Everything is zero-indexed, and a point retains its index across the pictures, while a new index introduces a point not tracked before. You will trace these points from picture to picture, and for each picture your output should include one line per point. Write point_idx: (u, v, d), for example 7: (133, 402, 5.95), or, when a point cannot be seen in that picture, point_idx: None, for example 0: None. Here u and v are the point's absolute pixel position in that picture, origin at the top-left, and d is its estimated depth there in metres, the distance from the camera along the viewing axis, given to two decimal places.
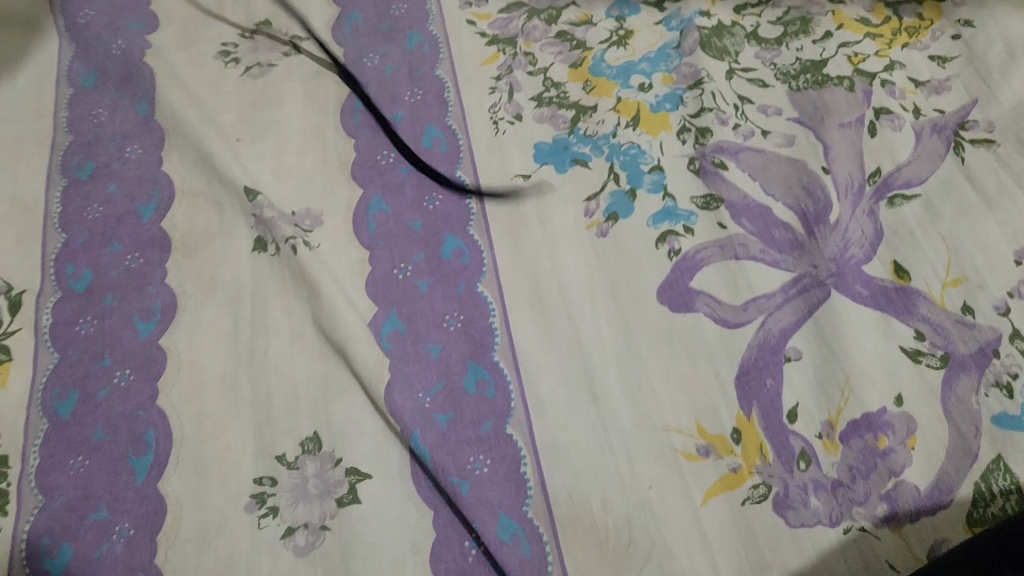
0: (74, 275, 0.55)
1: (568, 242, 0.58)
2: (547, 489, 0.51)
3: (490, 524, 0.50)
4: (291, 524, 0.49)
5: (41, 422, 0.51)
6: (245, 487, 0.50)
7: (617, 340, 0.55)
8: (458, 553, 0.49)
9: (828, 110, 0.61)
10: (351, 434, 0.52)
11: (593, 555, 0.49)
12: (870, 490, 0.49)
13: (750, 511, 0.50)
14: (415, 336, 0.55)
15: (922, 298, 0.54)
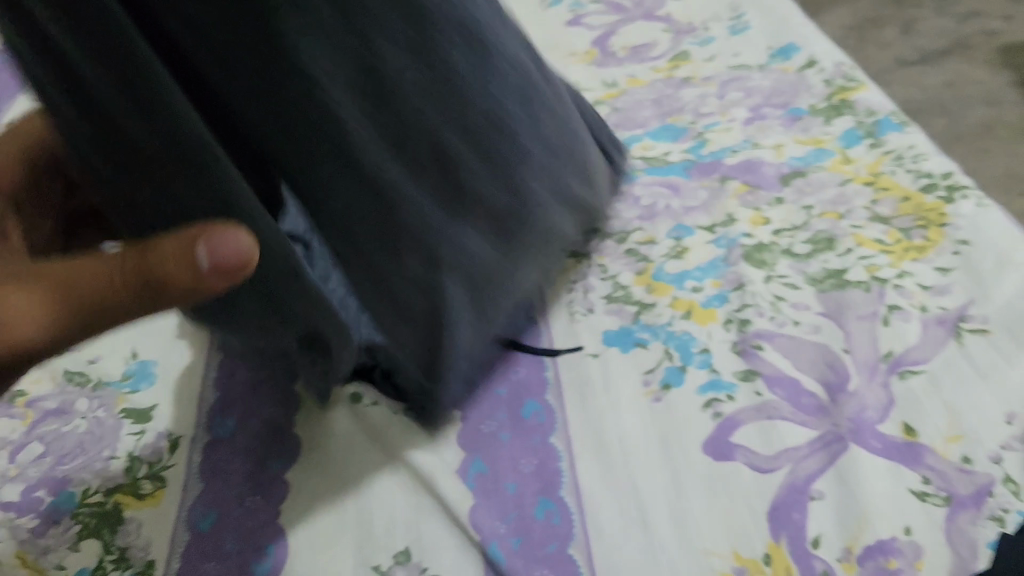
0: (222, 424, 0.76)
1: (628, 406, 0.70)
2: None
3: None
4: None
5: (185, 534, 0.68)
6: None
7: (662, 467, 0.65)
8: None
9: (847, 305, 0.72)
10: (437, 550, 0.64)
11: None
12: None
13: None
14: (495, 474, 0.68)
15: (927, 451, 0.61)
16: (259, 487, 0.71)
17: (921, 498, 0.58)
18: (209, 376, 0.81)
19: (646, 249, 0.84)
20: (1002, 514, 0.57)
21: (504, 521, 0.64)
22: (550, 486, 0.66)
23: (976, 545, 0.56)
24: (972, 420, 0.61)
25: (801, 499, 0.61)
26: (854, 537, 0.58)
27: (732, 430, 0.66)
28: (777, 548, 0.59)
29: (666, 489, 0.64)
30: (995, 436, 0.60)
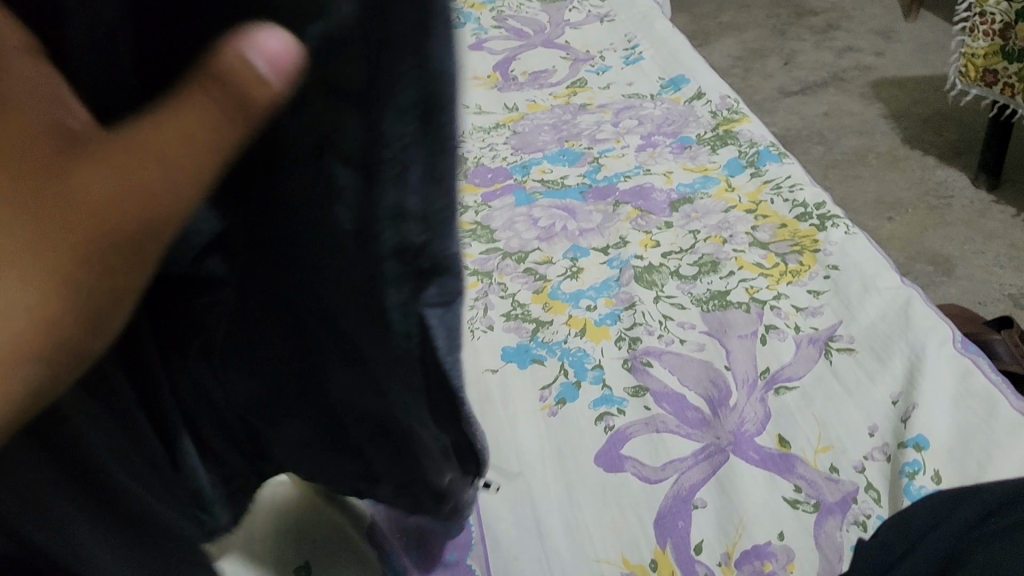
0: None
1: (526, 421, 0.73)
2: None
3: None
4: None
5: None
6: None
7: (556, 478, 0.68)
8: None
9: (729, 325, 0.77)
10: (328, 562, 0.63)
11: None
12: None
13: None
14: None
15: (799, 461, 0.66)
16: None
17: (793, 506, 0.63)
18: None
19: (544, 268, 0.87)
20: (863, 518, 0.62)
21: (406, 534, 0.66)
22: None
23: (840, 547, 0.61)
24: (839, 433, 0.67)
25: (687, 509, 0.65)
26: (733, 541, 0.62)
27: (623, 442, 0.69)
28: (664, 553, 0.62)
29: (561, 501, 0.67)
30: (858, 447, 0.66)
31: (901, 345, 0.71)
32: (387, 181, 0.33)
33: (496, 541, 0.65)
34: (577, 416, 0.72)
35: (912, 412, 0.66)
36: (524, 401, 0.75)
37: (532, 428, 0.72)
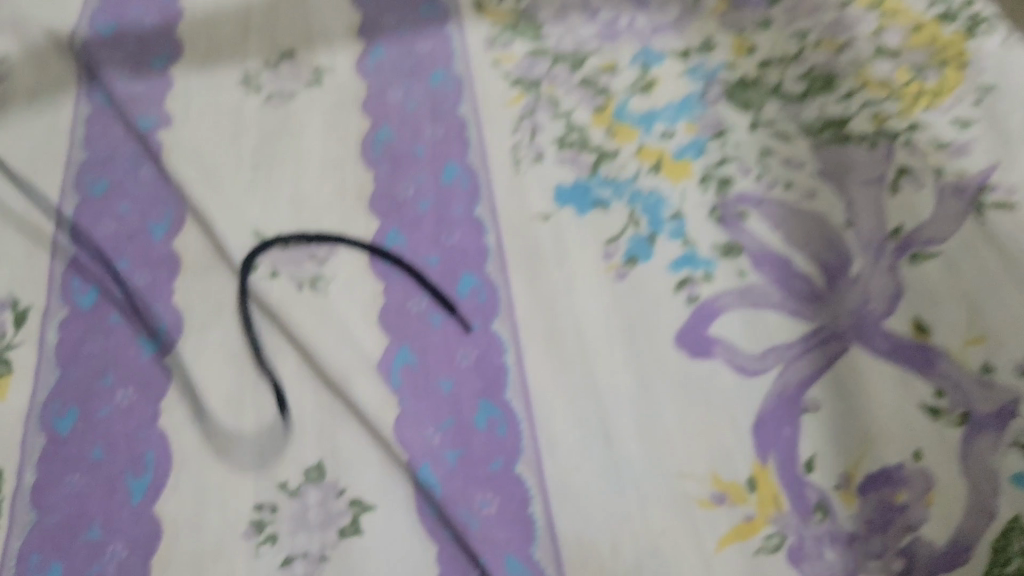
0: (82, 291, 0.62)
1: (587, 284, 0.59)
2: (555, 531, 0.50)
3: (499, 562, 0.49)
4: (290, 553, 0.51)
5: (40, 438, 0.55)
6: (245, 513, 0.52)
7: (628, 363, 0.55)
8: None
9: (849, 168, 0.60)
10: (354, 466, 0.53)
11: None
12: (886, 545, 0.47)
13: (762, 561, 0.47)
14: (427, 370, 0.56)
15: (942, 356, 0.51)
16: (130, 378, 0.58)
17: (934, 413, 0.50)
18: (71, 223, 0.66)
19: (607, 80, 0.70)
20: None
21: (442, 432, 0.53)
22: (495, 387, 0.55)
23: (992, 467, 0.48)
24: (1000, 313, 0.52)
25: (794, 411, 0.51)
26: (854, 457, 0.49)
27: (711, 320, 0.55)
28: (764, 469, 0.49)
29: (633, 400, 0.53)
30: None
31: None
32: None
33: (552, 445, 0.52)
34: (652, 280, 0.58)
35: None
36: (585, 258, 0.60)
37: (596, 295, 0.58)
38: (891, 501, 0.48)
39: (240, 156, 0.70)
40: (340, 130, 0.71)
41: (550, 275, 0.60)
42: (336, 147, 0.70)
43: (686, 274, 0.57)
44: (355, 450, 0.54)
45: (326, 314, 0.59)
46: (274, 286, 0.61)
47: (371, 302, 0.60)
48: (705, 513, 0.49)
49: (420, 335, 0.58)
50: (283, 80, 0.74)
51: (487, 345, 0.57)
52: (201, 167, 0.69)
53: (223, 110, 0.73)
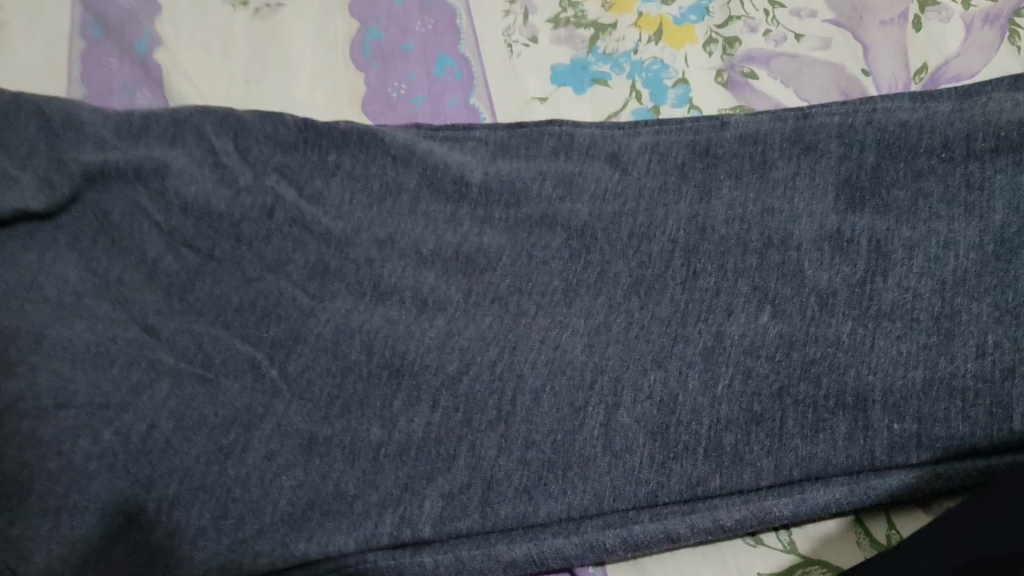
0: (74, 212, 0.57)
1: (585, 163, 0.54)
2: (549, 419, 0.44)
3: (494, 463, 0.44)
4: (306, 484, 0.46)
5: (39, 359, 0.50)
6: (262, 438, 0.48)
7: (630, 238, 0.50)
8: (460, 490, 0.44)
9: (867, 7, 0.55)
10: (343, 371, 0.49)
11: (602, 489, 0.42)
12: (934, 419, 0.39)
13: (778, 440, 0.41)
14: (419, 264, 0.52)
15: (989, 188, 0.44)
16: (125, 290, 0.54)
17: (970, 251, 0.43)
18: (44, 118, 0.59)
19: None
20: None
21: (443, 322, 0.49)
22: (500, 273, 0.51)
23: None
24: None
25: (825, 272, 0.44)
26: (893, 312, 0.43)
27: (722, 197, 0.49)
28: (791, 336, 0.43)
29: (634, 280, 0.48)
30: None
31: None
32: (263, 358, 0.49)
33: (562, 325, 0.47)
34: (659, 155, 0.52)
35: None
36: (590, 163, 0.54)
37: (600, 168, 0.53)
38: (927, 351, 0.41)
39: (231, 74, 0.68)
40: (329, 36, 0.67)
41: (551, 158, 0.55)
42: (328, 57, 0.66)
43: (694, 143, 0.52)
44: (353, 345, 0.50)
45: (321, 216, 0.56)
46: (259, 195, 0.57)
47: (369, 198, 0.56)
48: (724, 385, 0.43)
49: (417, 228, 0.54)
50: None
51: (487, 234, 0.53)
52: (195, 83, 0.67)
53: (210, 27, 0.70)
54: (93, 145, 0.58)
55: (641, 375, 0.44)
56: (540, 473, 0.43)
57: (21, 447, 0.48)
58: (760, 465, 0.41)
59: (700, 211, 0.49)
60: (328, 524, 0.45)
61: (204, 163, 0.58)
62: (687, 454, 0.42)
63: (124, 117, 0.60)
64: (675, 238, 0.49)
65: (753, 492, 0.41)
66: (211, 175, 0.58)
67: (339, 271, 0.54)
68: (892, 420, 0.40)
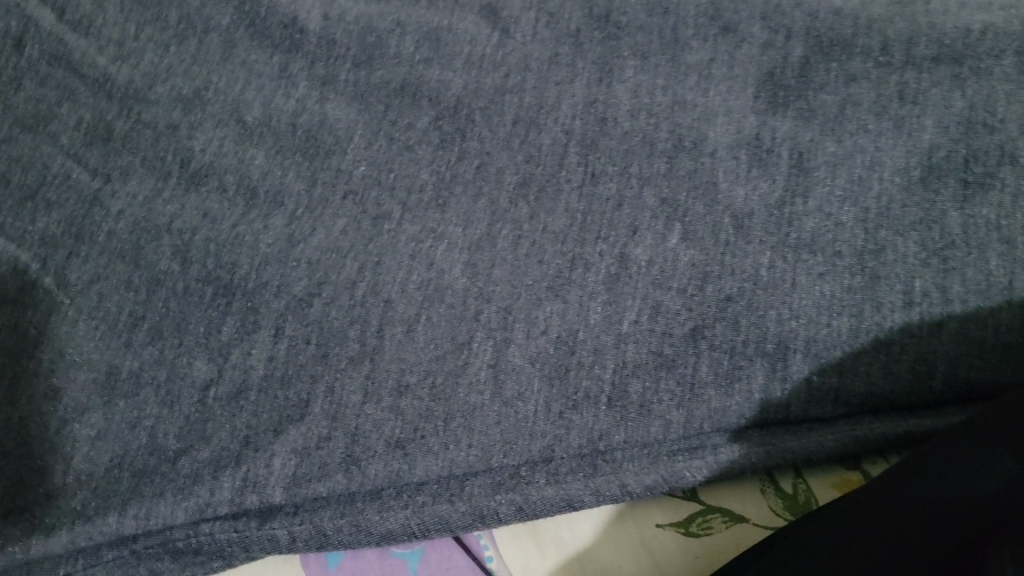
0: None
1: (454, 14, 0.43)
2: (425, 357, 0.37)
3: (358, 410, 0.36)
4: (108, 432, 0.36)
5: None
6: (40, 368, 0.37)
7: (517, 123, 0.41)
8: (315, 445, 0.36)
9: None
10: (149, 283, 0.38)
11: (491, 441, 0.36)
12: (855, 372, 0.36)
13: (690, 388, 0.37)
14: (242, 137, 0.41)
15: (921, 102, 0.39)
16: None
17: (895, 177, 0.39)
18: None
19: None
20: (994, 176, 0.38)
21: (283, 222, 0.39)
22: (353, 158, 0.40)
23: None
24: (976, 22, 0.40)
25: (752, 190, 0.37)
26: (814, 245, 0.38)
27: (625, 80, 0.41)
28: (703, 266, 0.38)
29: (523, 178, 0.40)
30: (1014, 48, 0.39)
31: None
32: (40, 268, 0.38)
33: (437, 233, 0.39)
34: (548, 17, 0.43)
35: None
36: (460, 16, 0.43)
37: (475, 26, 0.43)
38: (849, 294, 0.37)
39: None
40: None
41: (411, 3, 0.43)
42: None
43: (591, 5, 0.43)
44: (164, 249, 0.39)
45: (97, 55, 0.42)
46: (6, 24, 0.42)
47: (165, 37, 0.42)
48: (631, 322, 0.37)
49: (238, 85, 0.42)
50: None
51: (334, 101, 0.41)
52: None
53: None
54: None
55: (537, 304, 0.38)
56: (416, 424, 0.36)
57: None
58: (670, 417, 0.36)
59: (599, 95, 0.41)
60: (145, 488, 0.35)
61: None
62: (589, 401, 0.37)
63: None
64: (573, 126, 0.40)
65: (661, 445, 0.36)
66: None
67: (129, 137, 0.40)
68: (810, 371, 0.36)
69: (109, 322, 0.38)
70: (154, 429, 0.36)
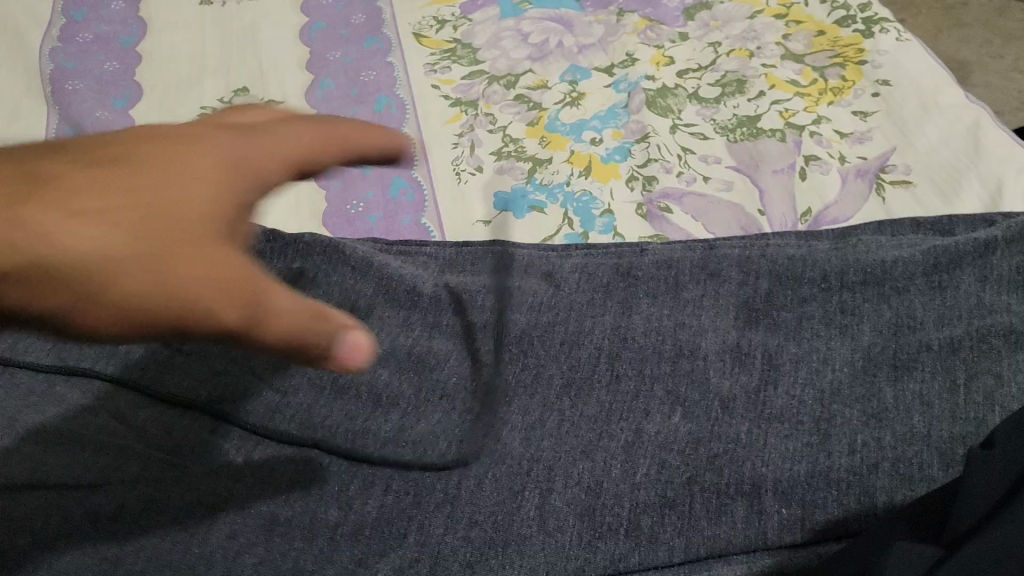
0: None
1: (524, 276, 0.62)
2: (491, 503, 0.51)
3: (441, 538, 0.49)
4: (261, 559, 0.49)
5: (20, 441, 0.55)
6: (220, 514, 0.51)
7: (562, 347, 0.57)
8: (408, 566, 0.49)
9: (761, 158, 0.66)
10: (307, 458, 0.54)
11: (535, 563, 0.48)
12: (815, 508, 0.47)
13: (686, 521, 0.48)
14: (375, 362, 0.58)
15: (854, 318, 0.54)
16: (97, 379, 0.59)
17: (843, 367, 0.52)
18: None
19: (538, 95, 0.75)
20: (915, 362, 0.51)
21: (399, 417, 0.56)
22: (448, 372, 0.57)
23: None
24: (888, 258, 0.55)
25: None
26: (781, 417, 0.51)
27: (640, 312, 0.58)
28: (697, 434, 0.51)
29: (566, 383, 0.55)
30: (920, 274, 0.54)
31: (971, 181, 0.62)
32: (237, 446, 0.55)
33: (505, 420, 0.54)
34: (587, 275, 0.61)
35: (1003, 242, 0.54)
36: (527, 279, 0.62)
37: (537, 285, 0.61)
38: (807, 449, 0.49)
39: None
40: None
41: (493, 273, 0.62)
42: None
43: (619, 267, 0.60)
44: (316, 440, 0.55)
45: None
46: None
47: (329, 302, 0.62)
48: (642, 474, 0.50)
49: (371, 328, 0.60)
50: None
51: (438, 339, 0.60)
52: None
53: None
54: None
55: (574, 465, 0.51)
56: (481, 550, 0.49)
57: None
58: (673, 543, 0.48)
59: (621, 324, 0.57)
60: None
61: None
62: (609, 536, 0.48)
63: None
64: (606, 347, 0.56)
65: (668, 567, 0.47)
66: None
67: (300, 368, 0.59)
68: (779, 505, 0.48)
69: (275, 486, 0.53)
70: (294, 557, 0.49)
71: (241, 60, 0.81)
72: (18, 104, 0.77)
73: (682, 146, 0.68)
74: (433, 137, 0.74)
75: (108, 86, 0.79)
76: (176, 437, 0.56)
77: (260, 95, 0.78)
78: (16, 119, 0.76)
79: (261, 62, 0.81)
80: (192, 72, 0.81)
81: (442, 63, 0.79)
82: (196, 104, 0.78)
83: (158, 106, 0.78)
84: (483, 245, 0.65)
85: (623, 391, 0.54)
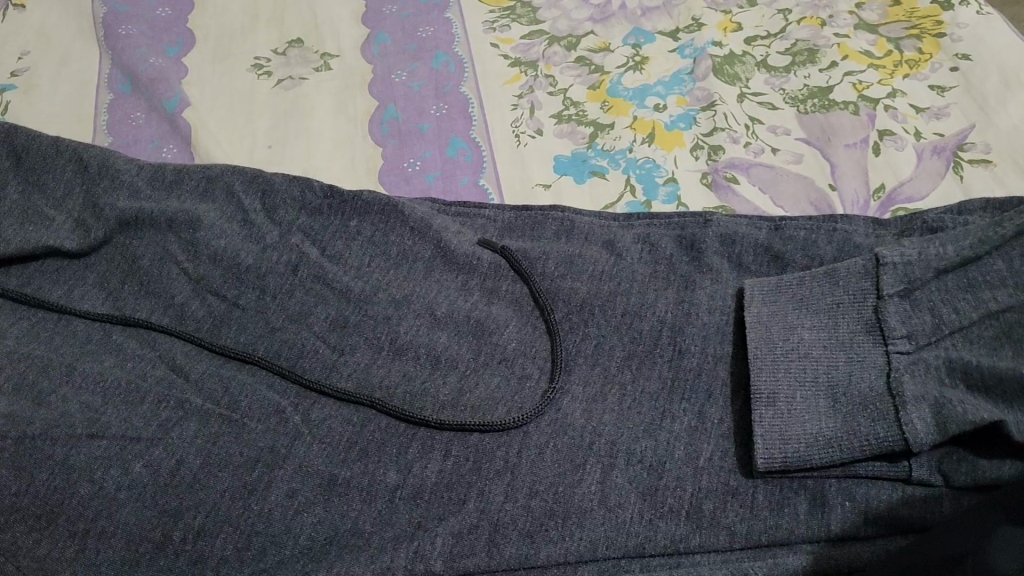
0: (111, 256, 0.62)
1: (586, 245, 0.61)
2: (552, 476, 0.50)
3: (501, 507, 0.49)
4: (323, 519, 0.50)
5: (80, 389, 0.55)
6: (277, 473, 0.51)
7: (625, 317, 0.56)
8: (469, 533, 0.49)
9: (833, 131, 0.65)
10: (362, 421, 0.54)
11: (597, 539, 0.48)
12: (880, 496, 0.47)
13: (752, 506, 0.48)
14: (433, 324, 0.57)
15: None
16: (153, 332, 0.58)
17: None
18: (88, 167, 0.64)
19: (599, 58, 0.73)
20: None
21: (456, 380, 0.55)
22: (508, 337, 0.56)
23: (998, 385, 0.44)
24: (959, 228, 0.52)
25: (799, 353, 0.50)
26: None
27: (706, 287, 0.56)
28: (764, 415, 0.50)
29: (630, 355, 0.54)
30: None
31: None
32: (291, 405, 0.54)
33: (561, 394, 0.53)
34: (649, 246, 0.59)
35: None
36: (588, 247, 0.61)
37: (598, 253, 0.60)
38: None
39: (254, 137, 0.71)
40: (347, 110, 0.72)
41: (554, 241, 0.61)
42: (346, 130, 0.71)
43: (683, 240, 0.59)
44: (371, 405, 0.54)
45: (342, 274, 0.60)
46: (281, 247, 0.61)
47: (387, 262, 0.61)
48: (706, 459, 0.50)
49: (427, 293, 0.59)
50: (292, 66, 0.76)
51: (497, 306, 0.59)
52: (221, 143, 0.71)
53: (233, 87, 0.75)
54: (127, 193, 0.63)
55: (638, 442, 0.51)
56: (540, 523, 0.49)
57: (55, 471, 0.51)
58: (734, 529, 0.47)
59: (685, 298, 0.56)
60: (346, 556, 0.49)
61: (232, 215, 0.63)
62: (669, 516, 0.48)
63: (159, 169, 0.65)
64: (674, 323, 0.55)
65: (729, 552, 0.47)
66: (240, 227, 0.62)
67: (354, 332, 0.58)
68: (843, 498, 0.47)
69: (332, 446, 0.52)
70: (355, 520, 0.50)
71: (295, 10, 0.80)
72: (70, 47, 0.76)
73: (749, 115, 0.67)
74: (491, 97, 0.72)
75: (161, 32, 0.78)
76: (229, 389, 0.55)
77: (314, 48, 0.77)
78: (68, 62, 0.76)
79: (315, 13, 0.79)
80: (246, 21, 0.79)
81: (500, 21, 0.77)
82: (248, 55, 0.77)
83: (211, 55, 0.77)
84: (542, 211, 0.63)
85: (687, 368, 0.53)
